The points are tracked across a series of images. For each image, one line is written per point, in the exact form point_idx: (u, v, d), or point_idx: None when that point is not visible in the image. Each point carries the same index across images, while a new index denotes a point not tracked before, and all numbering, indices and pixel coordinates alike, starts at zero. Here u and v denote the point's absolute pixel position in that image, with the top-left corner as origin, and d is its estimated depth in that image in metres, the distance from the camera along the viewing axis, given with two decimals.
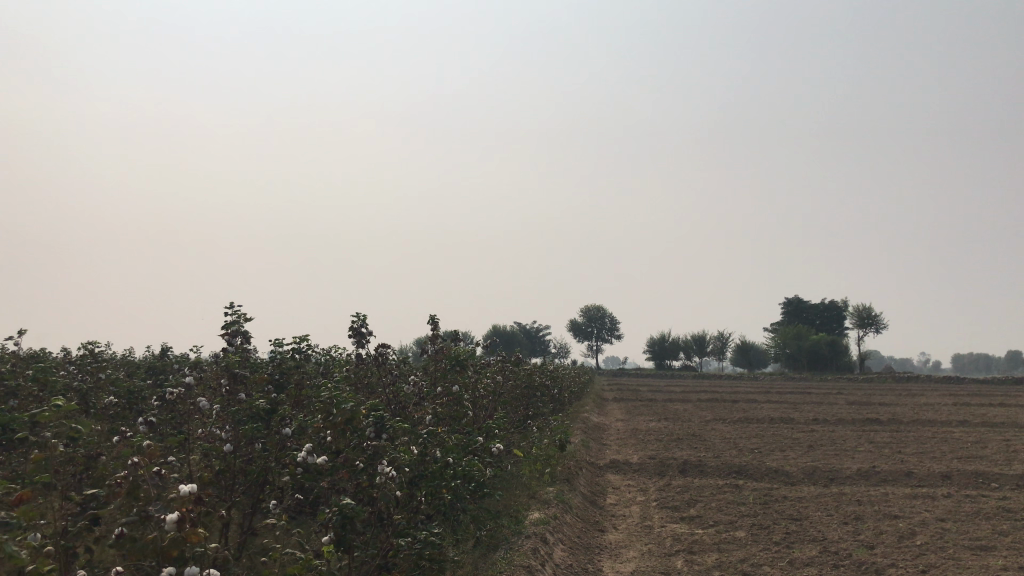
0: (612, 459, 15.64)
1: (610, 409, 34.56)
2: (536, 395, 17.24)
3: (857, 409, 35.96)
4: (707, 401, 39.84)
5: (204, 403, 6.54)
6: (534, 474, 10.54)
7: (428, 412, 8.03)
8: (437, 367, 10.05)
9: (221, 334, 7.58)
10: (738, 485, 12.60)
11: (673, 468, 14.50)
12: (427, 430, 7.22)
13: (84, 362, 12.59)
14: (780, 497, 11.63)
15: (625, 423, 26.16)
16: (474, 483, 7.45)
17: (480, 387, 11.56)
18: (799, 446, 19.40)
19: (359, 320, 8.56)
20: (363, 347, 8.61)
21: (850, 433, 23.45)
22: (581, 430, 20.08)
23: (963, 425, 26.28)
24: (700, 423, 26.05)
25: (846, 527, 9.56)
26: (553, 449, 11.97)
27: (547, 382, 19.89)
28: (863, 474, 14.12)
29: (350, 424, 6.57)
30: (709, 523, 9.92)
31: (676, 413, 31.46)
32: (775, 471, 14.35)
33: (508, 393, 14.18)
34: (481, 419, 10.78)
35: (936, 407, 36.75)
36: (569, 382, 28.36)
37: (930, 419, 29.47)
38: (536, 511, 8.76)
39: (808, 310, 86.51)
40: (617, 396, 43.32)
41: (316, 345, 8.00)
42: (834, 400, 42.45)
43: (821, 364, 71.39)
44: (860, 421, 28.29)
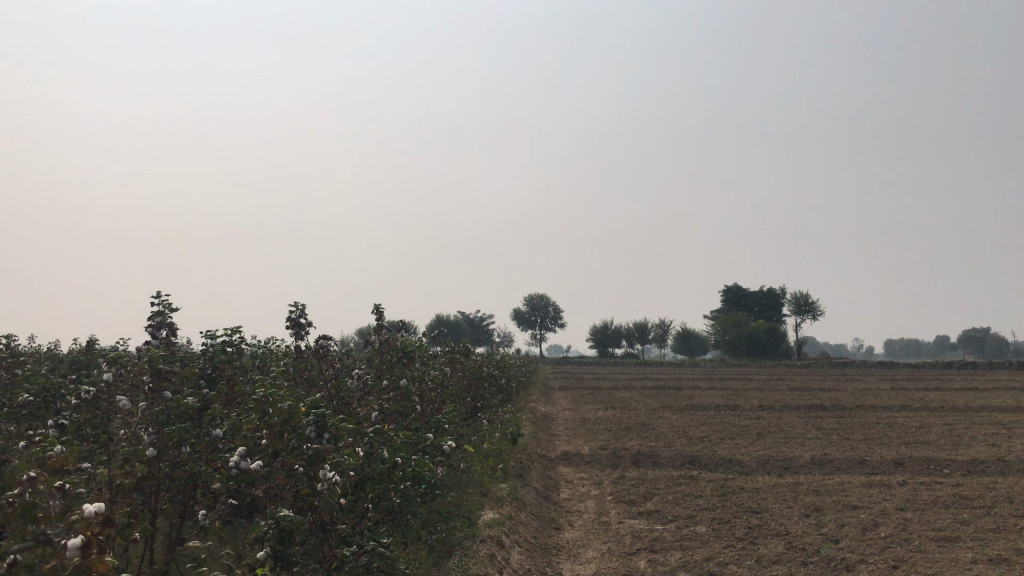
0: (563, 450, 15.27)
1: (557, 398, 34.35)
2: (485, 386, 16.76)
3: (799, 395, 36.29)
4: (652, 389, 39.84)
5: (125, 403, 5.83)
6: (486, 470, 10.06)
7: (374, 409, 7.48)
8: (383, 360, 9.49)
9: (145, 326, 6.84)
10: (693, 477, 12.31)
11: (626, 459, 14.17)
12: (372, 430, 6.69)
13: (1, 356, 11.67)
14: (737, 489, 11.37)
15: (573, 412, 25.87)
16: (424, 484, 6.95)
17: (428, 379, 11.02)
18: (748, 434, 19.29)
19: (298, 310, 7.94)
20: (303, 339, 8.00)
21: (796, 419, 23.49)
22: (530, 421, 19.68)
23: (904, 410, 26.62)
24: (648, 411, 25.91)
25: (808, 520, 9.30)
26: (505, 444, 11.52)
27: (495, 372, 19.43)
28: (817, 462, 13.97)
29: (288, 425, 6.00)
30: (668, 518, 9.58)
31: (622, 401, 31.35)
32: (728, 461, 14.14)
33: (456, 385, 13.67)
34: (429, 414, 10.26)
35: (875, 392, 37.30)
36: (516, 372, 28.00)
37: (871, 404, 29.84)
38: (490, 511, 8.29)
39: (748, 298, 87.67)
40: (562, 385, 43.16)
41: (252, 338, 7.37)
42: (776, 386, 42.89)
43: (762, 351, 72.37)
44: (805, 408, 28.47)
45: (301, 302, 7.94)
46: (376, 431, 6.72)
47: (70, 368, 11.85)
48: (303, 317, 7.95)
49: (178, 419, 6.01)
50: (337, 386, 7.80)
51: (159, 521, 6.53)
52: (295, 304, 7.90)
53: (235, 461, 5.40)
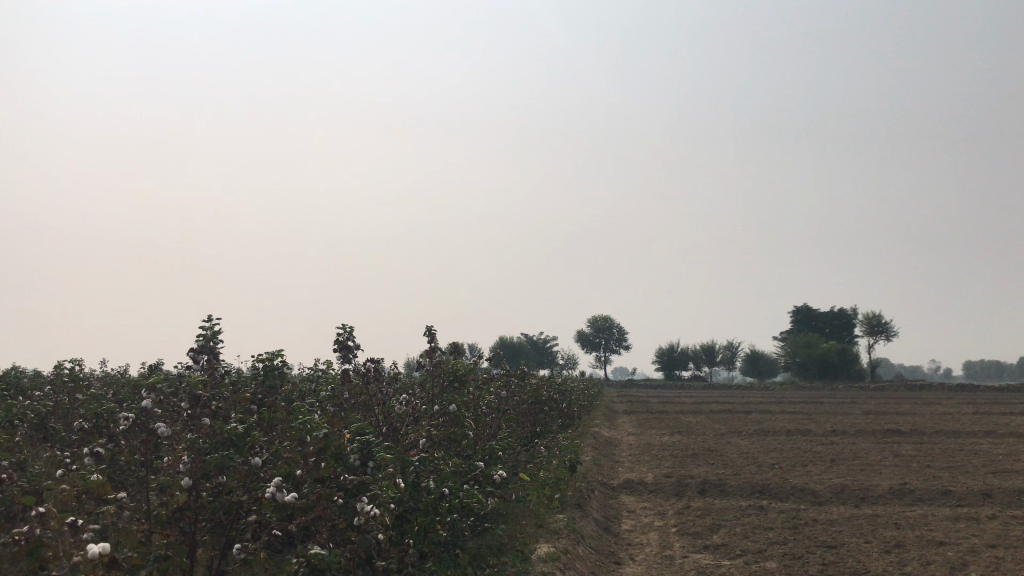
0: (625, 478, 14.76)
1: (621, 422, 33.68)
2: (544, 410, 16.35)
3: (875, 419, 34.87)
4: (720, 413, 38.84)
5: (162, 431, 5.63)
6: (542, 499, 9.65)
7: (423, 435, 7.17)
8: (435, 384, 9.21)
9: (188, 350, 6.53)
10: (763, 507, 11.69)
11: (692, 487, 13.59)
12: (419, 459, 6.37)
13: (63, 380, 11.75)
14: (810, 521, 10.71)
15: (637, 437, 25.27)
16: (473, 516, 6.59)
17: (483, 404, 10.71)
18: (822, 461, 18.42)
19: (345, 333, 7.70)
20: (350, 362, 7.77)
21: (872, 444, 22.45)
22: (591, 446, 19.19)
23: (989, 436, 25.23)
24: (715, 436, 25.15)
25: (889, 557, 8.64)
26: (563, 471, 11.09)
27: (556, 395, 19.01)
28: (896, 492, 13.16)
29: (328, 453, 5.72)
30: (736, 552, 9.03)
31: (688, 425, 30.56)
32: (800, 490, 13.44)
33: (514, 410, 13.32)
34: (484, 440, 9.93)
35: (956, 417, 35.67)
36: (578, 396, 27.54)
37: (952, 429, 28.42)
38: (545, 545, 7.88)
39: (819, 319, 85.42)
40: (628, 408, 42.50)
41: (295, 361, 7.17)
42: (849, 410, 41.39)
43: (833, 374, 70.23)
44: (881, 433, 27.25)
45: (347, 325, 7.71)
46: (424, 458, 6.40)
47: (130, 391, 11.91)
48: (351, 340, 7.71)
49: (217, 448, 5.78)
50: (385, 411, 7.53)
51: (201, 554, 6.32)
52: (342, 327, 7.67)
53: (271, 494, 5.09)
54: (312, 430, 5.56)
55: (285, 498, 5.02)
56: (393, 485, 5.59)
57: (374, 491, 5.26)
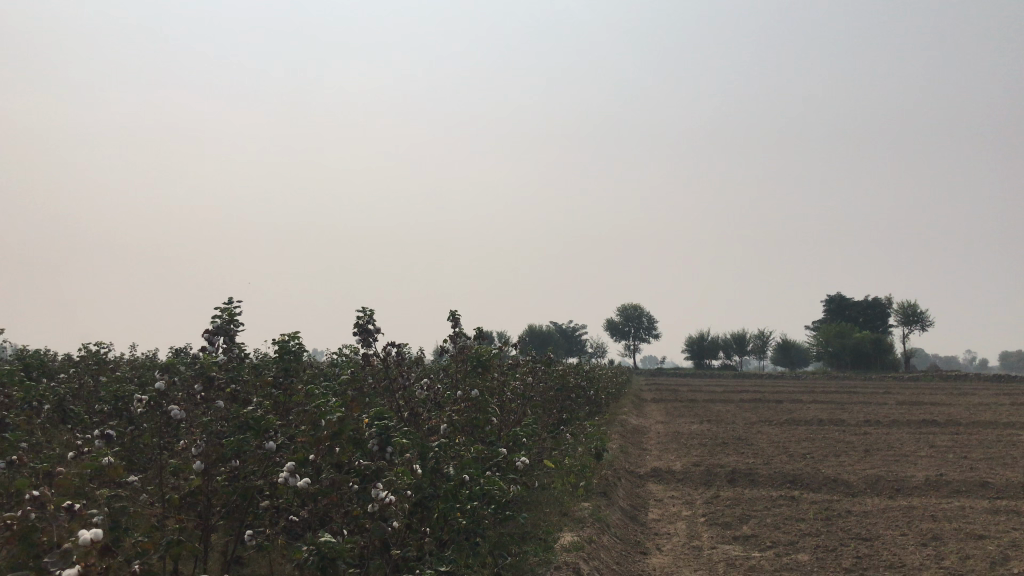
0: (653, 466, 14.51)
1: (650, 410, 33.39)
2: (571, 397, 16.15)
3: (909, 410, 34.23)
4: (750, 402, 38.37)
5: (175, 413, 5.51)
6: (567, 487, 9.45)
7: (444, 420, 6.99)
8: (459, 369, 9.03)
9: (204, 331, 6.43)
10: (794, 498, 11.39)
11: (721, 477, 13.31)
12: (438, 445, 6.19)
13: (88, 364, 11.74)
14: (844, 512, 10.41)
15: (666, 426, 24.98)
16: (494, 504, 6.40)
17: (507, 391, 10.52)
18: (855, 452, 18.03)
19: (365, 316, 7.53)
20: (371, 346, 7.59)
21: (907, 435, 21.97)
22: (619, 434, 18.95)
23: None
24: (745, 426, 24.79)
25: (926, 551, 8.33)
26: (589, 459, 10.88)
27: (583, 382, 18.79)
28: (932, 483, 12.79)
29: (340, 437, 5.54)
30: (766, 544, 8.77)
31: (718, 414, 30.18)
32: (833, 480, 13.11)
33: (540, 397, 13.12)
34: (508, 426, 9.74)
35: (992, 408, 34.90)
36: (607, 384, 27.29)
37: (990, 421, 27.79)
38: (569, 534, 7.68)
39: (851, 308, 84.22)
40: (657, 396, 42.18)
41: (313, 343, 7.03)
42: (883, 400, 40.73)
43: (866, 363, 69.23)
44: (916, 423, 26.71)
45: (368, 308, 7.54)
46: (444, 445, 6.22)
47: (155, 374, 11.90)
48: (372, 324, 7.53)
49: (231, 431, 5.67)
50: (406, 395, 7.36)
51: (214, 539, 6.20)
52: (362, 310, 7.50)
53: (284, 478, 4.93)
54: (328, 413, 5.43)
55: (298, 483, 4.86)
56: (410, 472, 5.41)
57: (390, 478, 5.09)
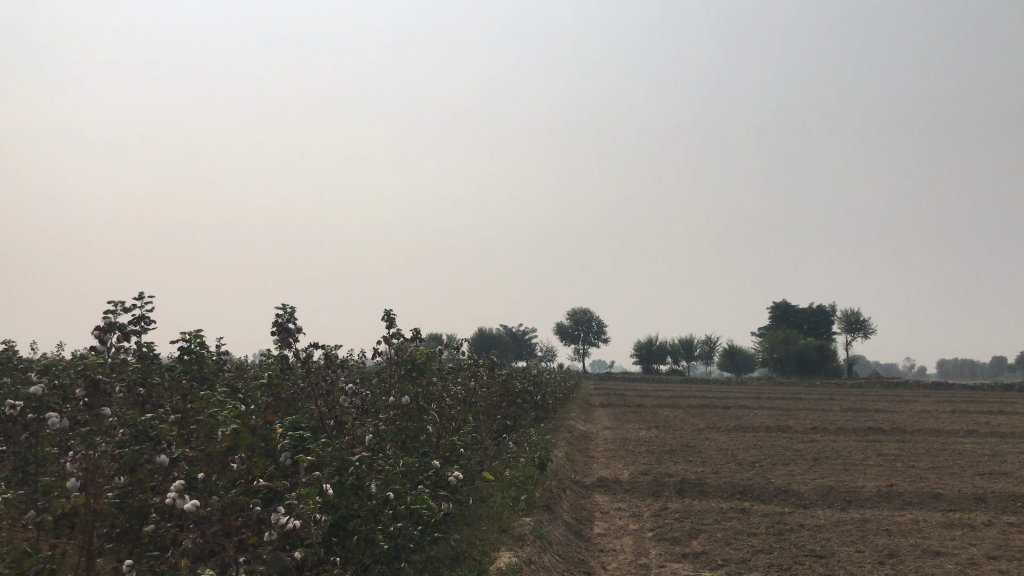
0: (600, 475, 13.98)
1: (597, 416, 32.94)
2: (516, 403, 15.53)
3: (853, 417, 34.36)
4: (698, 408, 38.17)
5: (50, 423, 4.71)
6: (508, 501, 8.85)
7: (369, 430, 6.34)
8: (391, 374, 8.37)
9: (94, 330, 5.58)
10: (745, 510, 10.94)
11: (669, 487, 12.83)
12: (357, 460, 5.54)
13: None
14: (796, 527, 9.98)
15: (613, 432, 24.53)
16: (420, 525, 5.76)
17: (446, 397, 9.87)
18: (803, 460, 17.74)
19: (285, 314, 6.85)
20: (290, 347, 6.88)
21: (854, 444, 21.81)
22: (565, 441, 18.39)
23: (971, 436, 24.72)
24: (693, 433, 24.46)
25: (883, 570, 7.90)
26: (532, 469, 10.29)
27: (530, 387, 18.19)
28: (883, 495, 12.47)
29: (237, 451, 4.60)
30: (717, 562, 8.27)
31: (666, 420, 29.83)
32: (784, 491, 12.71)
33: (482, 403, 12.48)
34: (445, 435, 9.09)
35: (934, 416, 35.21)
36: (554, 388, 26.75)
37: (933, 429, 27.90)
38: (508, 553, 7.07)
39: (797, 315, 85.22)
40: (606, 401, 41.85)
41: (215, 343, 6.43)
42: (828, 407, 40.94)
43: (810, 370, 70.00)
44: (862, 431, 26.68)
45: (288, 306, 6.86)
46: (365, 459, 5.57)
47: None
48: (292, 322, 6.85)
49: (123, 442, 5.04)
50: (330, 402, 6.71)
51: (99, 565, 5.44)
52: (281, 308, 6.82)
53: (171, 499, 4.17)
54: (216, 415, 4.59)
55: (185, 506, 4.11)
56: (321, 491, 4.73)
57: (293, 500, 4.39)
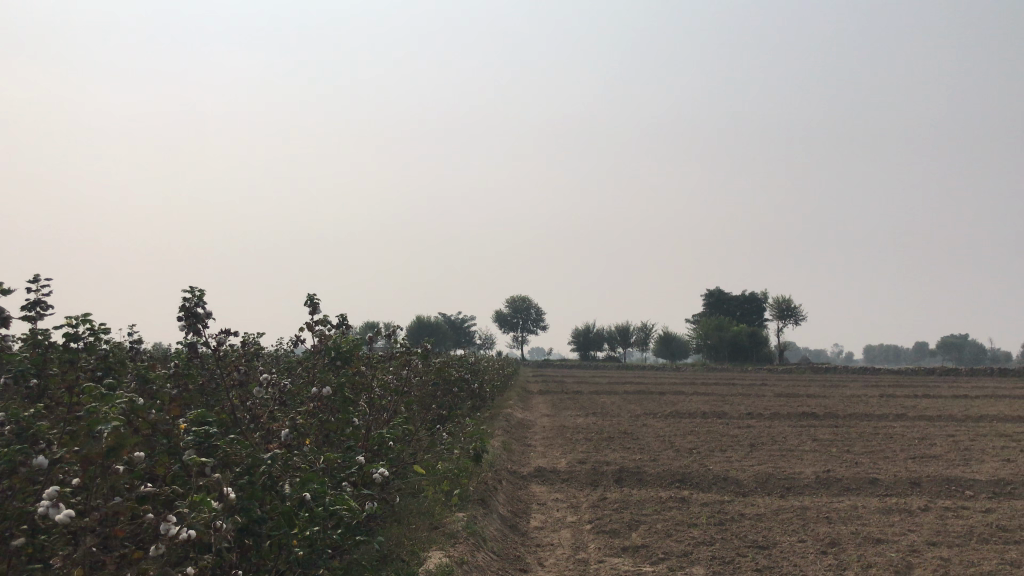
0: (537, 465, 13.61)
1: (534, 403, 32.75)
2: (452, 391, 15.06)
3: (786, 402, 34.80)
4: (634, 394, 38.21)
5: None
6: (440, 496, 8.38)
7: (286, 424, 5.82)
8: (316, 363, 7.83)
9: None
10: (684, 499, 10.69)
11: (607, 476, 12.52)
12: (267, 458, 5.03)
13: None
14: (737, 516, 9.75)
15: (551, 419, 24.27)
16: (341, 527, 5.28)
17: (375, 387, 9.34)
18: (740, 446, 17.67)
19: (193, 298, 6.24)
20: (199, 334, 6.28)
21: (789, 429, 21.90)
22: (502, 430, 17.99)
23: (901, 419, 25.13)
24: (630, 420, 24.34)
25: (826, 560, 7.68)
26: (466, 461, 9.85)
27: (466, 374, 17.71)
28: (821, 481, 12.37)
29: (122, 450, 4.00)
30: (658, 555, 7.95)
31: (603, 407, 29.73)
32: (723, 479, 12.53)
33: (415, 393, 11.98)
34: (373, 427, 8.58)
35: (864, 400, 35.89)
36: (492, 376, 26.36)
37: (863, 413, 28.35)
38: (439, 553, 6.62)
39: (731, 302, 86.53)
40: (544, 388, 41.59)
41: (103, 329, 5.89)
42: (762, 392, 41.42)
43: (744, 356, 71.09)
44: (796, 415, 26.93)
45: (197, 289, 6.25)
46: (277, 457, 5.07)
47: None
48: (201, 307, 6.26)
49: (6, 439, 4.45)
50: (243, 393, 6.15)
51: None
52: (189, 292, 6.21)
53: (41, 508, 3.58)
54: (98, 412, 4.00)
55: (57, 517, 3.54)
56: (224, 495, 4.21)
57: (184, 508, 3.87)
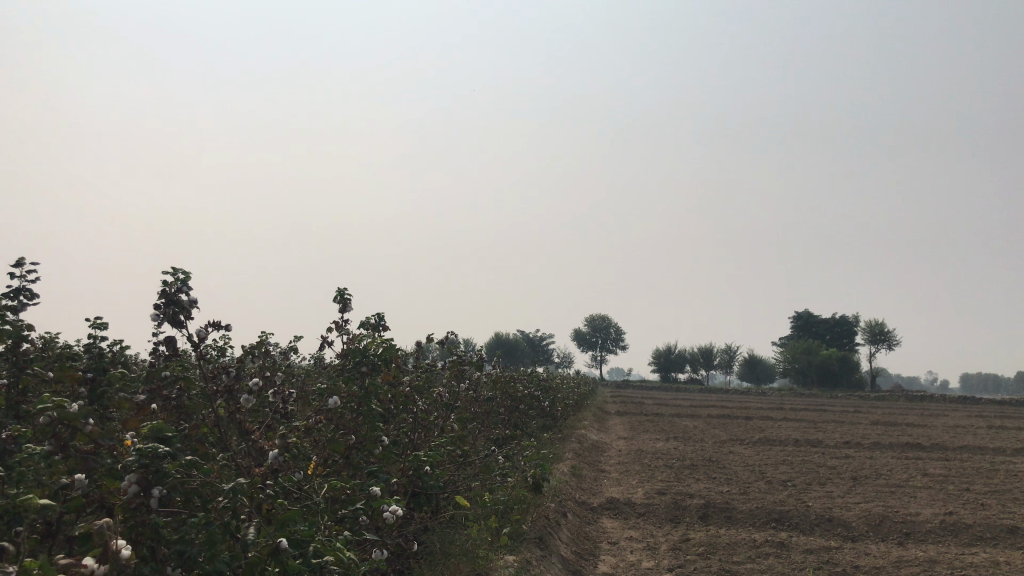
0: (609, 495, 12.07)
1: (612, 425, 31.12)
2: (517, 409, 13.60)
3: (886, 431, 32.02)
4: (719, 418, 36.06)
5: None
6: (486, 535, 7.01)
7: (276, 444, 4.55)
8: (340, 371, 6.51)
9: None
10: (782, 543, 9.02)
11: (691, 511, 10.91)
12: (230, 491, 3.74)
13: None
14: (849, 569, 8.05)
15: (628, 443, 22.62)
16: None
17: (419, 399, 8.02)
18: (841, 480, 15.71)
19: (176, 282, 5.01)
20: (180, 329, 5.01)
21: (894, 462, 19.67)
22: (573, 452, 16.47)
23: (1020, 455, 22.45)
24: (715, 445, 22.46)
25: None
26: (524, 490, 8.46)
27: (537, 392, 16.25)
28: (946, 526, 10.45)
29: None
30: None
31: (685, 431, 27.88)
32: (828, 519, 10.76)
33: (472, 409, 10.61)
34: (410, 448, 7.25)
35: (971, 431, 32.86)
36: (566, 395, 24.85)
37: (975, 446, 25.70)
38: None
39: (820, 325, 82.81)
40: (621, 410, 39.66)
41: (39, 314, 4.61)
42: (856, 420, 38.64)
43: (833, 382, 67.51)
44: (899, 446, 24.55)
45: (180, 270, 5.02)
46: (242, 491, 3.78)
47: None
48: (184, 294, 5.02)
49: None
50: (231, 403, 4.90)
51: None
52: (170, 274, 4.98)
53: None
54: None
55: None
56: (116, 551, 2.95)
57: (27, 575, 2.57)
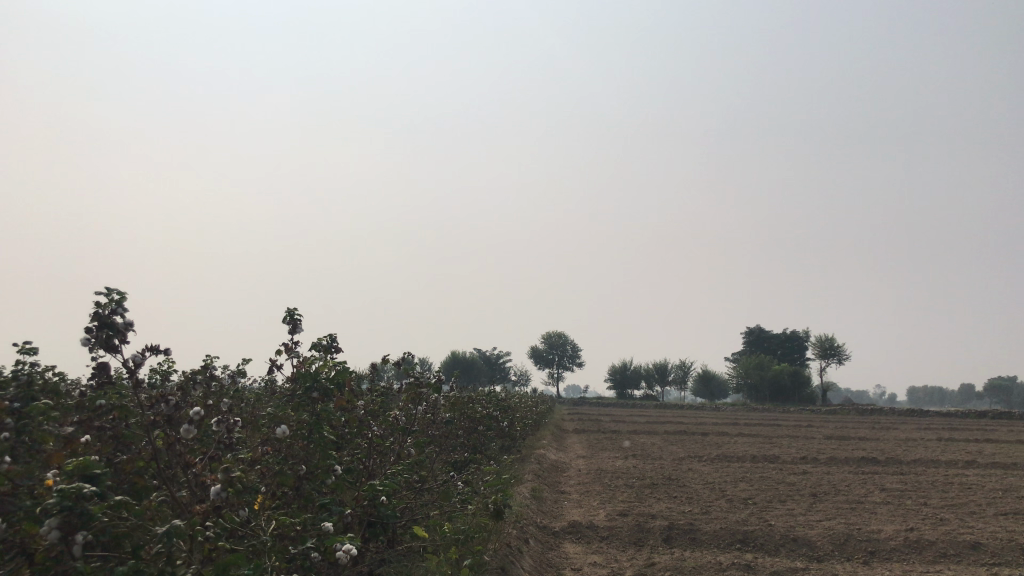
0: (571, 518, 11.78)
1: (570, 443, 30.87)
2: (476, 430, 13.26)
3: (840, 445, 32.28)
4: (676, 434, 36.06)
5: None
6: (446, 566, 6.67)
7: (218, 479, 4.17)
8: (289, 396, 6.14)
9: None
10: (749, 566, 8.82)
11: (655, 534, 10.67)
12: (165, 535, 3.37)
13: None
14: None
15: (586, 462, 22.36)
16: None
17: (374, 424, 7.66)
18: (801, 497, 15.63)
19: (109, 303, 4.63)
20: (115, 353, 4.62)
21: (851, 477, 19.71)
22: (532, 473, 16.14)
23: (972, 468, 22.71)
24: (673, 463, 22.32)
25: None
26: (485, 518, 8.13)
27: (495, 412, 15.91)
28: (910, 543, 10.37)
29: None
30: None
31: (643, 448, 27.74)
32: (793, 539, 10.60)
33: (429, 432, 10.26)
34: (364, 476, 6.88)
35: (922, 444, 33.31)
36: (523, 414, 24.55)
37: (927, 459, 25.99)
38: None
39: (772, 340, 83.82)
40: (577, 428, 39.43)
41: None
42: (810, 434, 38.94)
43: (786, 397, 68.24)
44: (854, 461, 24.70)
45: (115, 290, 4.64)
46: (179, 533, 3.41)
47: None
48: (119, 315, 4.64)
49: None
50: (169, 434, 4.52)
51: None
52: (103, 295, 4.59)
53: None
54: None
55: None
56: None
57: None
